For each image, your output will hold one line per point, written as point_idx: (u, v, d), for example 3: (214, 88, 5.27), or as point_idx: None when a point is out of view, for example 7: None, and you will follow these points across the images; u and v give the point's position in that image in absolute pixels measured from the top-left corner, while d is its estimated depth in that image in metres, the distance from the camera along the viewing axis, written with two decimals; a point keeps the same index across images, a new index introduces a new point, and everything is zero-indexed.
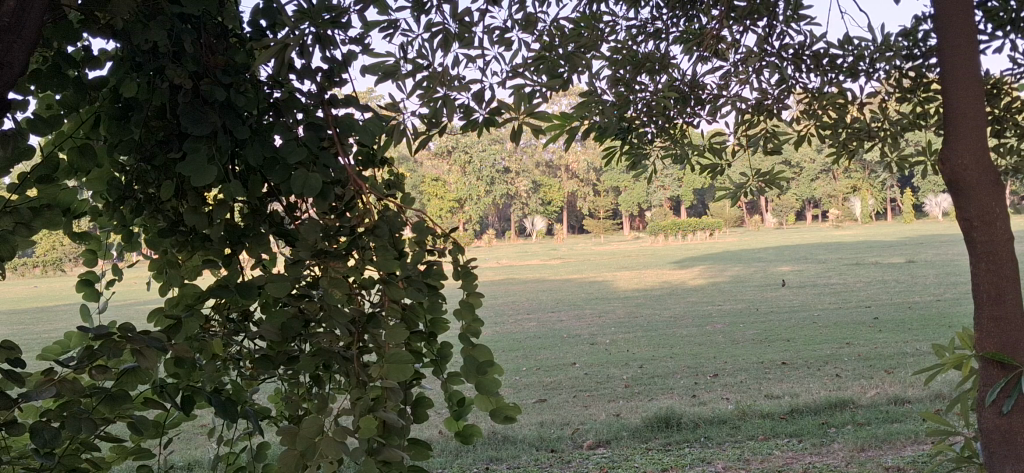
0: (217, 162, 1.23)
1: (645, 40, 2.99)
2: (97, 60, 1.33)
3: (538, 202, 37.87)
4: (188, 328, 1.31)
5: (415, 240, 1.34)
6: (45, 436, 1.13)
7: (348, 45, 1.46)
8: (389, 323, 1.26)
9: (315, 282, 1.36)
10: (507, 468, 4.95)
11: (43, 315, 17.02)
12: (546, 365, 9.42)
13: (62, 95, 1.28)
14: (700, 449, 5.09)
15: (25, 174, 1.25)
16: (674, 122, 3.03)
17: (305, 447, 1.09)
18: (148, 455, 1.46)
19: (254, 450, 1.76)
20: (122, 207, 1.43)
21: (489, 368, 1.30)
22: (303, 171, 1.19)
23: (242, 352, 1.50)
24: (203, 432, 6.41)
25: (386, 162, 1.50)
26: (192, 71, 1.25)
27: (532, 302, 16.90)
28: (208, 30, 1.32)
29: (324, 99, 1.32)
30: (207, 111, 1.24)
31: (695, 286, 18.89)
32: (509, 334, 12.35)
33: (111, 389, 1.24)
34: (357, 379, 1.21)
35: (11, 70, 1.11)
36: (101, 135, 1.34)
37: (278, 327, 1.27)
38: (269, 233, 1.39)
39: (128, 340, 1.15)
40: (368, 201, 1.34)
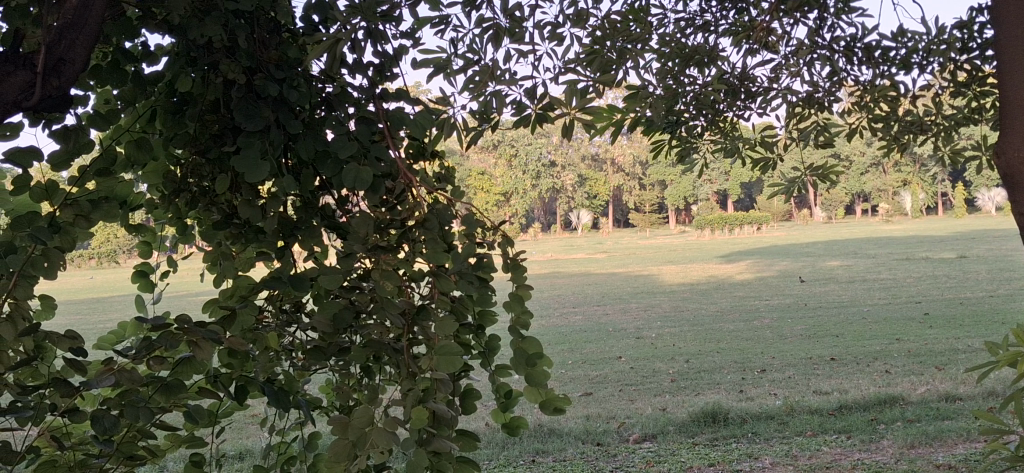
0: (270, 155, 1.25)
1: (694, 33, 2.97)
2: (153, 55, 1.35)
3: (584, 196, 37.81)
4: (241, 320, 1.33)
5: (465, 232, 1.34)
6: (105, 424, 1.15)
7: (399, 40, 1.48)
8: (439, 314, 1.27)
9: (368, 276, 1.37)
10: (552, 461, 4.95)
11: (98, 306, 17.36)
12: (592, 359, 9.42)
13: (120, 89, 1.31)
14: (747, 444, 5.05)
15: (85, 168, 1.27)
16: (724, 115, 3.01)
17: (355, 437, 1.10)
18: (201, 443, 1.48)
19: (306, 441, 1.77)
20: (177, 201, 1.46)
21: (538, 360, 1.30)
22: (355, 165, 1.21)
23: (294, 343, 1.51)
24: (254, 421, 6.50)
25: (437, 156, 1.51)
26: (247, 64, 1.28)
27: (577, 296, 16.90)
28: (261, 26, 1.34)
29: (375, 94, 1.34)
30: (260, 105, 1.25)
31: (742, 280, 18.76)
32: (555, 327, 12.37)
33: (167, 379, 1.27)
34: (407, 371, 1.22)
35: (75, 66, 1.13)
36: (157, 128, 1.36)
37: (329, 318, 1.29)
38: (321, 226, 1.41)
39: (185, 332, 1.18)
40: (418, 194, 1.35)
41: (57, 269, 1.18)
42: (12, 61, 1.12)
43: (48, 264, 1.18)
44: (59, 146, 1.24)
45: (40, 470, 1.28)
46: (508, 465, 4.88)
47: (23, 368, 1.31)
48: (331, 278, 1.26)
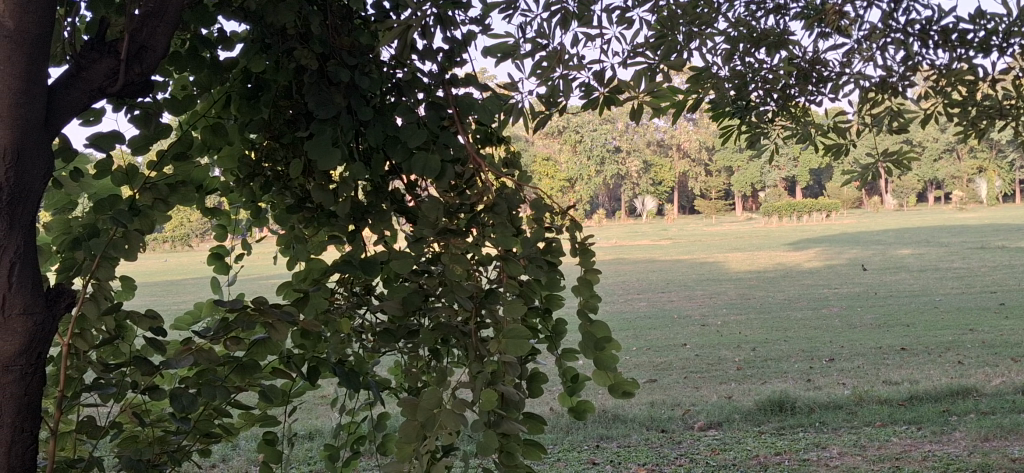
0: (342, 141, 1.26)
1: (765, 16, 2.93)
2: (229, 41, 1.38)
3: (650, 183, 37.56)
4: (314, 302, 1.35)
5: (534, 216, 1.35)
6: (183, 403, 1.19)
7: (469, 25, 1.49)
8: (507, 298, 1.28)
9: (437, 260, 1.39)
10: (617, 446, 4.96)
11: (173, 288, 17.82)
12: (657, 345, 9.37)
13: (196, 75, 1.33)
14: (815, 434, 4.99)
15: (164, 152, 1.30)
16: (795, 100, 2.97)
17: (425, 418, 1.12)
18: (274, 422, 1.51)
19: (375, 421, 1.79)
20: (252, 185, 1.49)
21: (606, 344, 1.30)
22: (425, 151, 1.23)
23: (364, 325, 1.54)
24: (323, 402, 6.62)
25: (504, 140, 1.52)
26: (320, 51, 1.30)
27: (642, 282, 16.83)
28: (333, 12, 1.36)
29: (445, 79, 1.35)
30: (333, 91, 1.27)
31: (810, 268, 18.47)
32: (619, 313, 12.34)
33: (243, 359, 1.29)
34: (476, 354, 1.24)
35: (156, 54, 1.15)
36: (232, 113, 1.38)
37: (399, 302, 1.31)
38: (391, 210, 1.43)
39: (260, 311, 1.21)
40: (488, 178, 1.36)
41: (137, 250, 1.22)
42: (98, 49, 1.16)
43: (129, 245, 1.21)
44: (140, 132, 1.28)
45: (124, 445, 1.32)
46: (573, 450, 4.89)
47: (106, 347, 1.35)
48: (402, 262, 1.28)
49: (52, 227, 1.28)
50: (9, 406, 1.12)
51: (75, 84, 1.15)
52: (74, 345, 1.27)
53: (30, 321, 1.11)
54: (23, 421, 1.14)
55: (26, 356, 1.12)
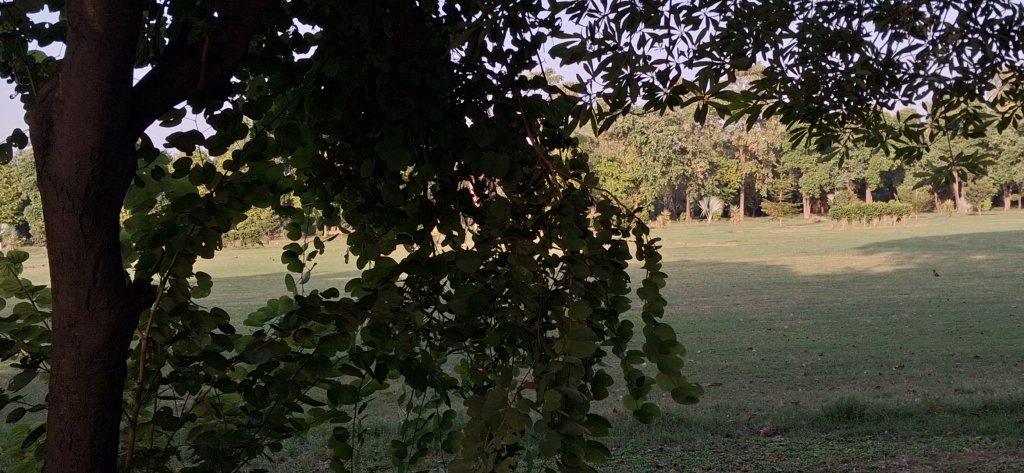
0: (411, 142, 1.28)
1: (837, 18, 2.89)
2: (303, 43, 1.40)
3: (716, 185, 37.16)
4: (383, 298, 1.37)
5: (601, 218, 1.35)
6: (255, 395, 1.22)
7: (538, 27, 1.49)
8: (574, 300, 1.29)
9: (504, 260, 1.40)
10: (681, 450, 4.93)
11: (243, 284, 18.16)
12: (722, 349, 9.28)
13: (271, 77, 1.35)
14: (884, 441, 4.90)
15: (239, 152, 1.33)
16: (867, 102, 2.92)
17: (489, 417, 1.13)
18: (343, 418, 1.53)
19: (441, 418, 1.80)
20: (324, 184, 1.51)
21: (671, 346, 1.30)
22: (493, 153, 1.25)
23: (432, 324, 1.55)
24: (388, 398, 6.68)
25: (571, 142, 1.52)
26: (392, 54, 1.31)
27: (707, 285, 16.68)
28: (405, 15, 1.37)
29: (514, 81, 1.36)
30: (404, 93, 1.28)
31: (880, 272, 18.12)
32: (683, 315, 12.24)
33: (313, 354, 1.31)
34: (541, 355, 1.24)
35: (235, 54, 1.18)
36: (306, 114, 1.40)
37: (467, 300, 1.33)
38: (459, 211, 1.44)
39: (329, 305, 1.23)
40: (556, 180, 1.37)
41: (213, 248, 1.25)
42: (180, 52, 1.20)
43: (205, 243, 1.25)
44: (217, 132, 1.31)
45: (199, 438, 1.35)
46: (636, 452, 4.88)
47: (183, 342, 1.38)
48: (470, 262, 1.29)
49: (133, 224, 1.32)
50: (93, 396, 1.16)
51: (160, 87, 1.17)
52: (152, 339, 1.31)
53: (113, 315, 1.15)
54: (105, 412, 1.18)
55: (109, 349, 1.16)
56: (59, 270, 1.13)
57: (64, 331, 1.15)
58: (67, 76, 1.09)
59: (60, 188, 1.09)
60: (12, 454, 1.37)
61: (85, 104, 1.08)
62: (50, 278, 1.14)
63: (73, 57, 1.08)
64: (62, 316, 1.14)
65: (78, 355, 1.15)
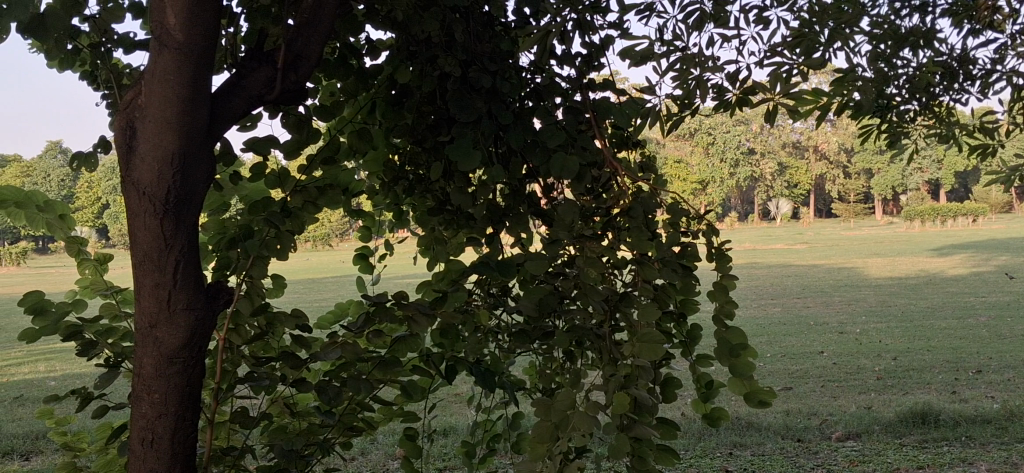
0: (481, 145, 1.29)
1: (910, 14, 2.83)
2: (375, 48, 1.41)
3: (785, 186, 36.60)
4: (453, 300, 1.38)
5: (670, 221, 1.34)
6: (329, 395, 1.24)
7: (607, 29, 1.49)
8: (642, 302, 1.29)
9: (573, 262, 1.40)
10: (751, 455, 4.87)
11: (314, 286, 18.43)
12: (793, 353, 9.14)
13: (345, 83, 1.37)
14: (961, 448, 4.77)
15: (313, 156, 1.35)
16: (941, 100, 2.85)
17: (558, 419, 1.13)
18: (413, 417, 1.55)
19: (511, 419, 1.81)
20: (396, 188, 1.53)
21: (741, 350, 1.29)
22: (562, 155, 1.26)
23: (500, 326, 1.56)
24: (456, 399, 6.72)
25: (640, 144, 1.51)
26: (462, 59, 1.32)
27: (776, 287, 16.43)
28: (475, 19, 1.37)
29: (583, 84, 1.36)
30: (474, 97, 1.29)
31: (955, 275, 17.66)
32: (752, 318, 12.08)
33: (385, 355, 1.33)
34: (609, 356, 1.25)
35: (309, 61, 1.20)
36: (377, 118, 1.42)
37: (535, 302, 1.33)
38: (528, 213, 1.45)
39: (402, 308, 1.25)
40: (624, 182, 1.37)
41: (287, 251, 1.27)
42: (257, 59, 1.22)
43: (280, 246, 1.27)
44: (291, 137, 1.33)
45: (274, 436, 1.38)
46: (705, 456, 4.84)
47: (258, 343, 1.40)
48: (539, 264, 1.31)
49: (211, 228, 1.35)
50: (173, 396, 1.19)
51: (237, 93, 1.20)
52: (228, 339, 1.34)
53: (192, 316, 1.18)
54: (186, 411, 1.21)
55: (189, 349, 1.19)
56: (140, 271, 1.16)
57: (146, 331, 1.18)
58: (148, 83, 1.11)
59: (142, 192, 1.12)
60: (97, 451, 1.42)
61: (165, 111, 1.10)
62: (132, 279, 1.17)
63: (154, 65, 1.10)
64: (144, 316, 1.17)
65: (160, 355, 1.18)
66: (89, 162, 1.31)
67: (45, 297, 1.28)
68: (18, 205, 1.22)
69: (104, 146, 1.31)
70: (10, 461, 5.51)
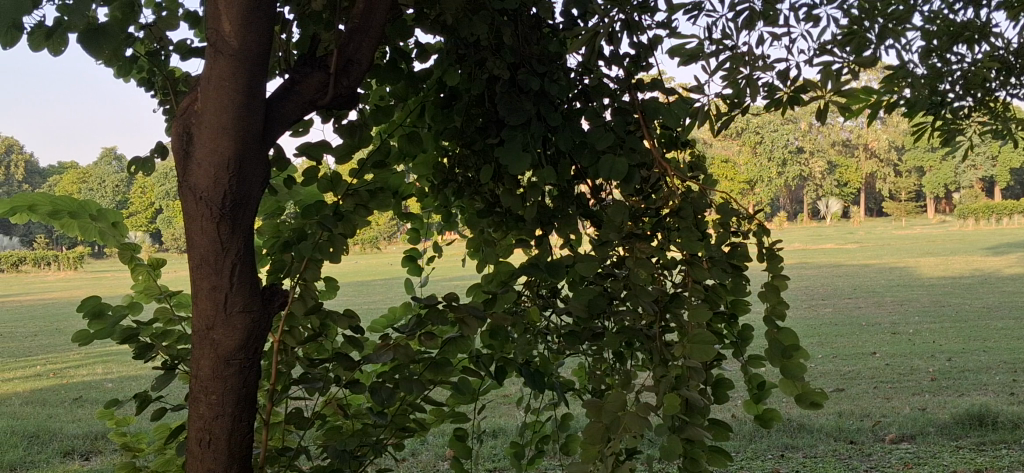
0: (531, 147, 1.29)
1: (964, 8, 2.78)
2: (424, 51, 1.42)
3: (835, 184, 36.14)
4: (502, 301, 1.39)
5: (720, 220, 1.33)
6: (382, 396, 1.25)
7: (655, 29, 1.48)
8: (693, 303, 1.28)
9: (622, 263, 1.40)
10: (803, 457, 4.81)
11: (363, 288, 18.57)
12: (844, 354, 9.01)
13: (395, 87, 1.38)
14: (1020, 451, 4.67)
15: (364, 160, 1.36)
16: (996, 95, 2.80)
17: (609, 420, 1.13)
18: (463, 418, 1.55)
19: (560, 421, 1.81)
20: (445, 190, 1.53)
21: (794, 351, 1.27)
22: (611, 156, 1.26)
23: (549, 327, 1.56)
24: (505, 400, 6.73)
25: (689, 144, 1.51)
26: (511, 60, 1.32)
27: (827, 288, 16.22)
28: (523, 22, 1.38)
29: (632, 84, 1.36)
30: (523, 99, 1.29)
31: (1012, 274, 17.29)
32: (802, 319, 11.94)
33: (436, 356, 1.34)
34: (660, 358, 1.24)
35: (361, 66, 1.21)
36: (426, 121, 1.43)
37: (585, 303, 1.33)
38: (577, 214, 1.45)
39: (453, 310, 1.25)
40: (674, 183, 1.35)
41: (339, 254, 1.29)
42: (310, 64, 1.24)
43: (332, 248, 1.28)
44: (344, 141, 1.35)
45: (328, 437, 1.39)
46: (756, 458, 4.79)
47: (311, 344, 1.42)
48: (588, 265, 1.31)
49: (264, 231, 1.37)
50: (229, 396, 1.21)
51: (291, 98, 1.21)
52: (283, 341, 1.35)
53: (248, 318, 1.20)
54: (241, 411, 1.23)
55: (245, 351, 1.21)
56: (198, 274, 1.18)
57: (203, 334, 1.20)
58: (205, 90, 1.13)
59: (199, 197, 1.14)
60: (156, 450, 1.45)
61: (222, 117, 1.12)
62: (190, 282, 1.19)
63: (210, 72, 1.12)
64: (201, 319, 1.19)
65: (216, 357, 1.20)
66: (146, 168, 1.33)
67: (102, 300, 1.32)
68: (71, 215, 1.27)
69: (160, 152, 1.34)
70: (71, 460, 5.64)
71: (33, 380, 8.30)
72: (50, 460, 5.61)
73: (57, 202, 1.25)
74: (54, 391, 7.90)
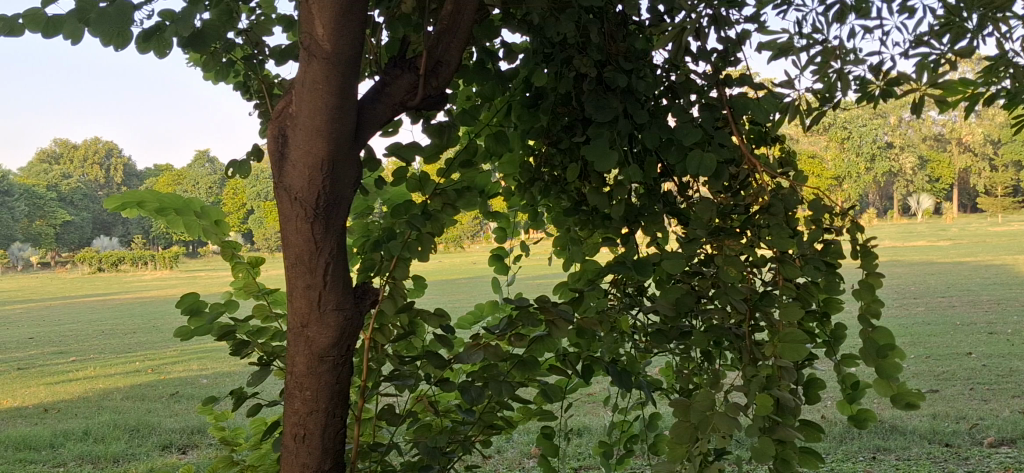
0: (618, 144, 1.29)
1: None
2: (511, 52, 1.43)
3: None
4: (590, 300, 1.39)
5: (812, 218, 1.30)
6: (472, 395, 1.26)
7: (744, 23, 1.46)
8: (783, 301, 1.26)
9: (710, 261, 1.39)
10: (896, 460, 4.70)
11: (447, 286, 18.74)
12: (939, 354, 8.76)
13: (482, 87, 1.39)
14: None
15: (452, 160, 1.37)
16: None
17: (697, 419, 1.12)
18: (551, 417, 1.56)
19: (647, 420, 1.79)
20: (532, 189, 1.54)
21: (889, 352, 1.24)
22: (699, 152, 1.25)
23: (636, 326, 1.56)
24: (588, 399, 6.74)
25: (778, 140, 1.48)
26: (597, 58, 1.32)
27: (920, 286, 15.76)
28: (609, 19, 1.37)
29: (719, 80, 1.34)
30: (610, 97, 1.29)
31: None
32: (894, 318, 11.63)
33: (524, 356, 1.35)
34: (749, 357, 1.23)
35: (450, 66, 1.22)
36: (513, 120, 1.44)
37: (672, 301, 1.32)
38: (663, 212, 1.44)
39: (543, 311, 1.28)
40: (763, 179, 1.33)
41: (428, 253, 1.30)
42: (400, 65, 1.26)
43: (421, 247, 1.30)
44: (432, 141, 1.36)
45: (418, 434, 1.41)
46: (847, 460, 4.69)
47: (402, 342, 1.44)
48: (675, 262, 1.30)
49: (356, 230, 1.40)
50: (324, 393, 1.24)
51: (382, 100, 1.23)
52: (374, 339, 1.36)
53: (341, 317, 1.22)
54: (334, 408, 1.25)
55: (338, 348, 1.23)
56: (293, 273, 1.21)
57: (298, 331, 1.23)
58: (299, 92, 1.14)
59: (295, 198, 1.16)
60: (252, 444, 1.49)
61: (316, 120, 1.13)
62: (285, 280, 1.22)
63: (304, 75, 1.13)
64: (296, 317, 1.22)
65: (311, 354, 1.23)
66: (242, 170, 1.36)
67: (200, 299, 1.34)
68: (175, 212, 1.31)
69: (256, 155, 1.37)
70: (169, 454, 5.85)
71: (133, 376, 8.60)
72: (150, 453, 5.81)
73: (162, 199, 1.29)
74: (153, 386, 8.17)
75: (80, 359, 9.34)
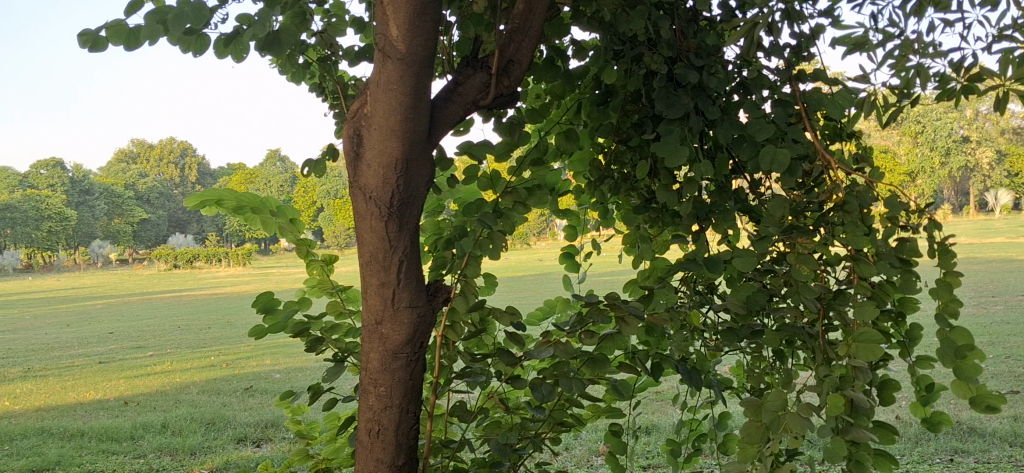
0: (689, 140, 1.28)
1: None
2: (581, 49, 1.42)
3: None
4: (661, 297, 1.38)
5: (888, 214, 1.27)
6: (542, 392, 1.26)
7: (817, 18, 1.43)
8: (858, 300, 1.24)
9: (782, 259, 1.37)
10: (975, 463, 4.58)
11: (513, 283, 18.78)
12: (1019, 354, 8.51)
13: (550, 84, 1.39)
14: None
15: (522, 158, 1.37)
16: None
17: (769, 419, 1.10)
18: (620, 414, 1.55)
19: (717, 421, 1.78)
20: (602, 186, 1.54)
21: (968, 352, 1.21)
22: (771, 147, 1.23)
23: (707, 324, 1.55)
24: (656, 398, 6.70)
25: (852, 136, 1.45)
26: (668, 55, 1.31)
27: (998, 283, 15.34)
28: (680, 15, 1.36)
29: (793, 75, 1.32)
30: (681, 94, 1.28)
31: None
32: (972, 317, 11.33)
33: (594, 354, 1.35)
34: (822, 356, 1.22)
35: (521, 65, 1.22)
36: (583, 118, 1.44)
37: (744, 299, 1.31)
38: (734, 209, 1.43)
39: (612, 307, 1.27)
40: (837, 176, 1.30)
41: (498, 250, 1.31)
42: (472, 64, 1.26)
43: (491, 245, 1.31)
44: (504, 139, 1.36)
45: (486, 430, 1.42)
46: (923, 462, 4.59)
47: (472, 339, 1.45)
48: (746, 260, 1.28)
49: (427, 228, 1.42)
50: (396, 389, 1.25)
51: (454, 98, 1.24)
52: (445, 336, 1.38)
53: (414, 313, 1.24)
54: (407, 403, 1.27)
55: (411, 345, 1.25)
56: (367, 270, 1.22)
57: (372, 327, 1.24)
58: (373, 92, 1.15)
59: (369, 196, 1.18)
60: (328, 439, 1.52)
61: (390, 120, 1.14)
62: (360, 277, 1.24)
63: (379, 75, 1.13)
64: (371, 313, 1.24)
65: (384, 349, 1.24)
66: (318, 168, 1.38)
67: (274, 297, 1.36)
68: (253, 210, 1.33)
69: (330, 154, 1.39)
70: (244, 447, 5.99)
71: (208, 371, 8.79)
72: (225, 446, 5.95)
73: (241, 198, 1.32)
74: (227, 381, 8.34)
75: (158, 352, 9.58)
